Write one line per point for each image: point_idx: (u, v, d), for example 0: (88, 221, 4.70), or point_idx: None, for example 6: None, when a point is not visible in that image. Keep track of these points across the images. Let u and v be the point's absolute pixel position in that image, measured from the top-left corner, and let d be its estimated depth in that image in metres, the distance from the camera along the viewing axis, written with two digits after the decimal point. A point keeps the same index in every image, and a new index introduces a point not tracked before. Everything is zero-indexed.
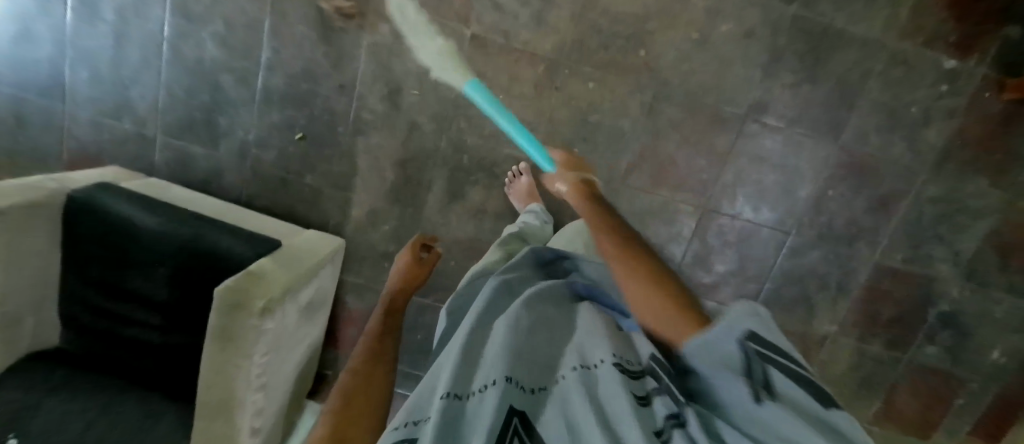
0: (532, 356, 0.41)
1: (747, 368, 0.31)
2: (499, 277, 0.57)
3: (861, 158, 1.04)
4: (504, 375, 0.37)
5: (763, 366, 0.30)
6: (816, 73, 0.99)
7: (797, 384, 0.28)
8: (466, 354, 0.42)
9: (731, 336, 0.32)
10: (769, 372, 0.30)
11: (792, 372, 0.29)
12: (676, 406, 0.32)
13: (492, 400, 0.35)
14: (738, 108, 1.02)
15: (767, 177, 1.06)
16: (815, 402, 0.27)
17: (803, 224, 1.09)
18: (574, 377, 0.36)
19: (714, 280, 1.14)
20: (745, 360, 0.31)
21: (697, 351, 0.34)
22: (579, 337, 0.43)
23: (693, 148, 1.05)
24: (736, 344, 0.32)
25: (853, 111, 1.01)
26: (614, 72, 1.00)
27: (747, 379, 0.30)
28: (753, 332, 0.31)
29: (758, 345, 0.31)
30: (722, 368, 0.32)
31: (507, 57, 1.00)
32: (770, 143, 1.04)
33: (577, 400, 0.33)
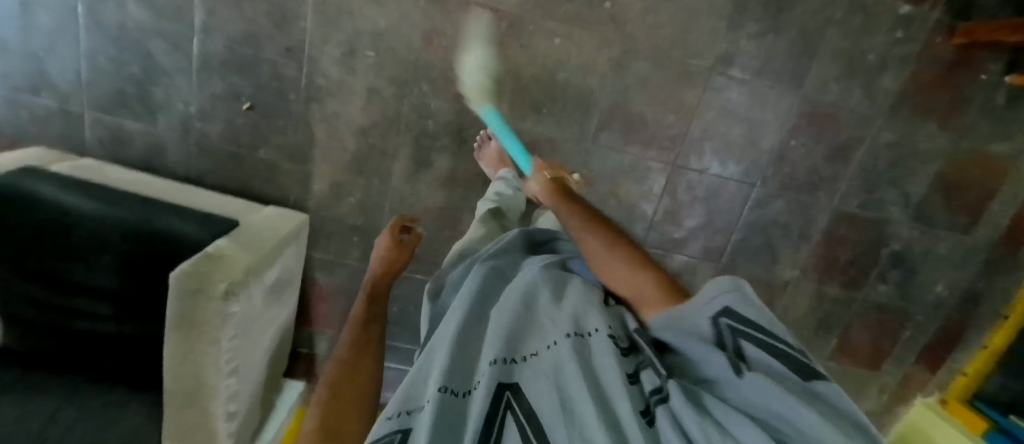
0: (520, 334, 0.41)
1: (725, 341, 0.36)
2: (485, 264, 0.58)
3: (821, 108, 1.06)
4: (493, 359, 0.37)
5: (740, 341, 0.36)
6: (779, 23, 0.98)
7: (765, 352, 0.33)
8: (458, 346, 0.42)
9: (711, 314, 0.39)
10: (746, 345, 0.35)
11: (766, 344, 0.34)
12: (660, 379, 0.33)
13: (484, 386, 0.34)
14: (704, 61, 1.01)
15: (733, 130, 1.07)
16: (784, 367, 0.32)
17: (767, 176, 1.11)
18: (562, 348, 0.35)
19: (684, 235, 1.17)
20: (723, 334, 0.37)
21: (680, 328, 0.41)
22: (568, 307, 0.43)
23: (660, 104, 1.04)
24: (715, 320, 0.38)
25: (814, 60, 1.02)
26: (580, 27, 0.97)
27: (726, 352, 0.35)
28: (731, 309, 0.38)
29: (735, 320, 0.37)
30: (703, 342, 0.38)
31: (467, 13, 0.94)
32: (736, 95, 1.04)
33: (564, 373, 0.33)
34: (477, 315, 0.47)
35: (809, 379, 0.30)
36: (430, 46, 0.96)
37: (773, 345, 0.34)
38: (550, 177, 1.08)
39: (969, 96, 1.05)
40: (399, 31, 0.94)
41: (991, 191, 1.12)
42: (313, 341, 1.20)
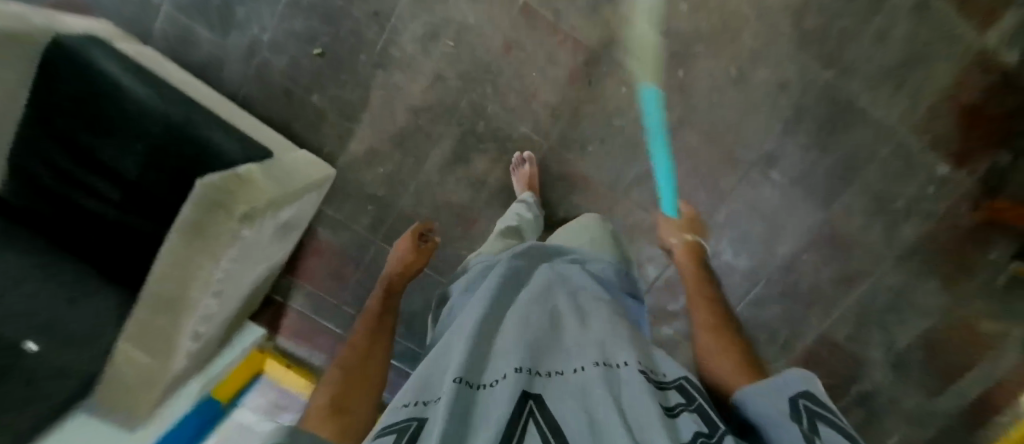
0: (540, 350, 0.42)
1: (800, 420, 0.32)
2: (506, 270, 0.57)
3: (840, 233, 1.10)
4: (517, 366, 0.37)
5: (813, 420, 0.32)
6: (828, 143, 1.03)
7: (842, 434, 0.29)
8: (476, 344, 0.42)
9: (789, 392, 0.35)
10: (820, 426, 0.31)
11: (842, 428, 0.30)
12: (705, 427, 0.32)
13: (505, 388, 0.34)
14: (750, 154, 1.05)
15: (754, 226, 1.10)
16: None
17: (769, 278, 1.15)
18: (595, 374, 0.36)
19: (678, 309, 1.18)
20: (795, 411, 0.33)
21: (749, 400, 0.37)
22: (592, 335, 0.43)
23: (697, 179, 1.07)
24: (791, 400, 0.34)
25: (848, 187, 1.06)
26: (649, 85, 1.01)
27: (799, 425, 0.31)
28: (809, 394, 0.34)
29: (812, 402, 0.33)
30: (772, 416, 0.34)
31: (551, 38, 0.98)
32: (767, 195, 1.08)
33: (593, 397, 0.33)
34: (495, 319, 0.47)
35: None
36: (506, 55, 0.99)
37: (848, 431, 0.30)
38: (572, 212, 1.10)
39: (977, 269, 1.09)
40: (483, 32, 0.98)
41: (974, 363, 1.14)
42: (288, 293, 1.16)
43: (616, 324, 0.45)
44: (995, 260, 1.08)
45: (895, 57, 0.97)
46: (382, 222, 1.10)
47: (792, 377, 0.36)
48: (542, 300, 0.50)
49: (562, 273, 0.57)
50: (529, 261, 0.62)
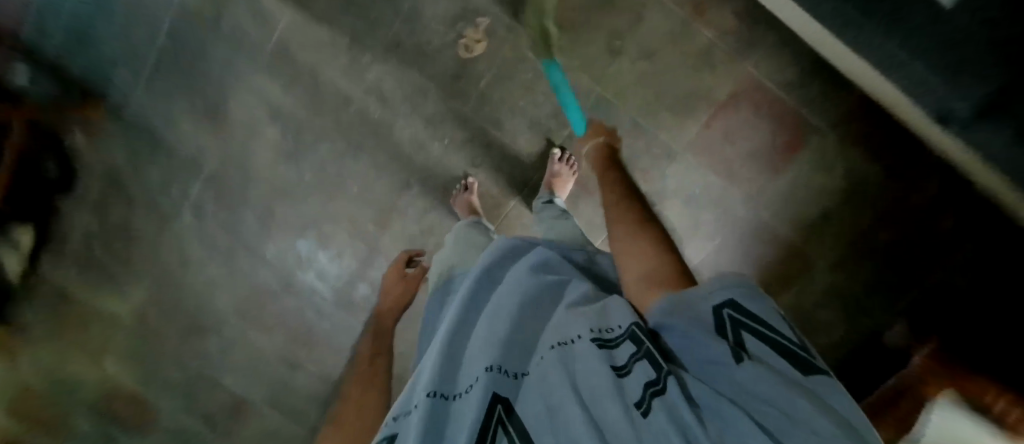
0: (509, 338, 0.40)
1: (725, 332, 0.34)
2: (482, 267, 0.55)
3: (235, 423, 1.32)
4: (487, 365, 0.37)
5: (738, 330, 0.34)
6: (309, 407, 1.32)
7: (774, 351, 0.32)
8: (448, 344, 0.43)
9: (716, 301, 0.36)
10: (746, 336, 0.34)
11: (766, 340, 0.33)
12: (654, 372, 0.32)
13: (473, 396, 0.35)
14: (297, 356, 1.28)
15: (235, 362, 1.28)
16: (789, 366, 0.31)
17: (191, 385, 1.28)
18: (551, 359, 0.36)
19: (147, 305, 1.23)
20: (722, 324, 0.35)
21: (676, 309, 0.37)
22: (559, 318, 0.42)
23: (275, 321, 1.25)
24: (715, 309, 0.35)
25: (272, 421, 1.33)
26: (350, 280, 1.21)
27: (726, 341, 0.33)
28: (732, 301, 0.36)
29: (739, 314, 0.35)
30: (702, 322, 0.34)
31: (383, 204, 1.13)
32: (265, 374, 1.29)
33: (557, 384, 0.33)
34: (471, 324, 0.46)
35: (808, 373, 0.31)
36: (368, 164, 1.10)
37: (784, 345, 0.33)
38: (233, 216, 1.16)
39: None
40: (387, 146, 1.09)
41: None
42: None
43: (590, 303, 0.44)
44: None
45: None
46: (194, 18, 1.01)
47: (743, 278, 0.38)
48: (510, 288, 0.48)
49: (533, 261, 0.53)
50: (507, 253, 0.58)
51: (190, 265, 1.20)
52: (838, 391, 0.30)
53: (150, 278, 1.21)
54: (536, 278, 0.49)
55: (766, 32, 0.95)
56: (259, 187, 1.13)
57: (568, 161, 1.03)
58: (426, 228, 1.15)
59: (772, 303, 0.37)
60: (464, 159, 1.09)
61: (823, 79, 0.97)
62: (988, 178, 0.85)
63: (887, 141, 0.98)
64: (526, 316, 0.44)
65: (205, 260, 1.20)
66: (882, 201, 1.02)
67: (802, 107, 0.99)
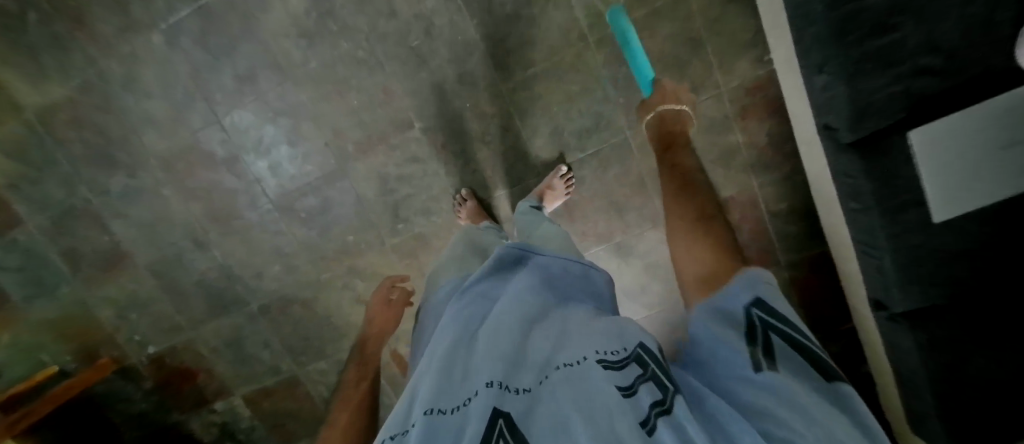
0: (513, 358, 0.43)
1: (755, 338, 0.38)
2: (478, 288, 0.58)
3: (108, 265, 1.19)
4: (489, 382, 0.38)
5: (768, 331, 0.38)
6: (194, 289, 1.20)
7: (798, 353, 0.37)
8: (446, 360, 0.44)
9: (746, 301, 0.40)
10: (774, 336, 0.38)
11: (793, 342, 0.37)
12: (659, 394, 0.35)
13: (475, 409, 0.36)
14: (207, 233, 1.15)
15: (137, 208, 1.14)
16: (808, 369, 0.36)
17: (67, 209, 1.15)
18: (560, 379, 0.38)
19: (68, 102, 1.08)
20: (752, 325, 0.39)
21: (707, 311, 0.42)
22: (564, 343, 0.44)
23: (199, 189, 1.12)
24: (747, 307, 0.40)
25: (149, 284, 1.20)
26: (302, 186, 1.11)
27: (755, 345, 0.37)
28: (759, 301, 0.40)
29: (766, 314, 0.39)
30: (734, 328, 0.39)
31: (376, 129, 1.06)
32: (161, 236, 1.16)
33: (562, 401, 0.35)
34: (470, 340, 0.48)
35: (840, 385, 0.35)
36: (380, 84, 1.03)
37: (806, 347, 0.38)
38: (210, 62, 1.04)
39: (43, 355, 1.26)
40: (407, 79, 1.03)
41: None
42: None
43: (590, 327, 0.46)
44: (46, 367, 1.26)
45: (241, 347, 1.24)
46: None
47: (770, 282, 0.42)
48: (512, 307, 0.50)
49: (529, 281, 0.56)
50: (500, 277, 0.61)
51: (134, 89, 1.07)
52: (854, 394, 0.34)
53: (87, 78, 1.06)
54: (538, 300, 0.52)
55: (785, 162, 1.02)
56: (253, 48, 1.02)
57: (567, 180, 1.03)
58: (406, 175, 1.10)
59: (789, 304, 0.41)
60: (474, 130, 1.06)
61: (805, 223, 1.06)
62: (881, 358, 0.97)
63: (823, 295, 1.11)
64: (526, 339, 0.46)
65: (155, 90, 1.07)
66: None
67: (776, 237, 1.09)
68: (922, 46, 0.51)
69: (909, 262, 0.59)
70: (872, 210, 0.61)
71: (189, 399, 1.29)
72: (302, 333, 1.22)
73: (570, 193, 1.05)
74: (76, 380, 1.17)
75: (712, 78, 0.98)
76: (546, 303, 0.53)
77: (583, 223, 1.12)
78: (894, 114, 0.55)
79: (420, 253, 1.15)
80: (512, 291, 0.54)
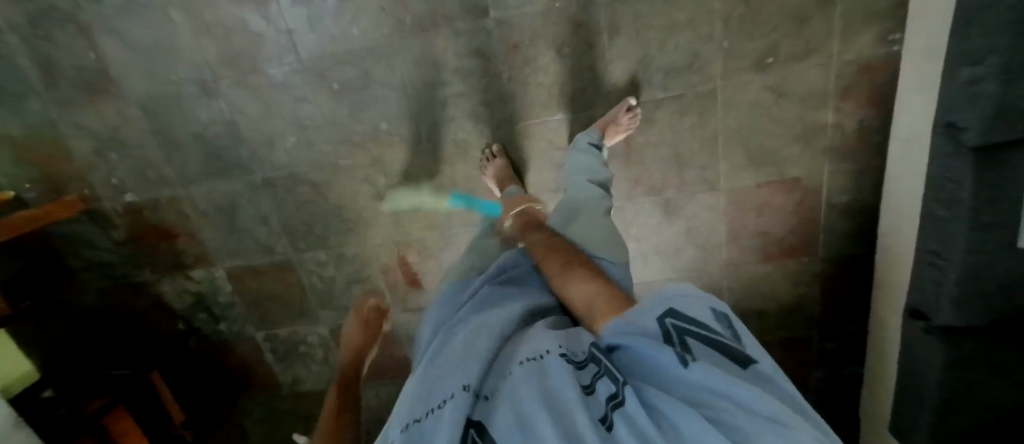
0: (484, 361, 0.45)
1: (671, 339, 0.41)
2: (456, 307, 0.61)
3: (90, 89, 1.01)
4: (462, 386, 0.41)
5: (682, 336, 0.41)
6: (191, 142, 1.05)
7: (715, 350, 0.39)
8: (422, 376, 0.46)
9: (658, 314, 0.44)
10: (690, 340, 0.40)
11: (711, 341, 0.40)
12: (614, 386, 0.39)
13: (449, 412, 0.38)
14: (217, 80, 0.99)
15: (136, 29, 0.95)
16: (728, 359, 0.38)
17: (45, 7, 0.94)
18: (525, 371, 0.41)
19: None
20: (667, 333, 0.42)
21: (626, 324, 0.45)
22: (525, 344, 0.48)
23: (217, 25, 0.94)
24: (660, 320, 0.43)
25: (137, 124, 1.04)
26: (342, 53, 0.96)
27: (674, 348, 0.40)
28: (672, 312, 0.43)
29: (680, 323, 0.42)
30: (650, 335, 0.42)
31: (443, 7, 0.91)
32: (161, 71, 0.99)
33: (524, 394, 0.38)
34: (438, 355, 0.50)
35: (746, 367, 0.38)
36: None
37: (720, 341, 0.40)
38: None
39: None
40: None
41: None
42: None
43: (552, 330, 0.50)
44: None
45: (234, 220, 1.12)
46: None
47: (688, 296, 0.45)
48: (483, 319, 0.53)
49: (511, 301, 0.59)
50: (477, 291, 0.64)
51: None
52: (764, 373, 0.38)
53: None
54: (508, 311, 0.56)
55: (863, 155, 0.97)
56: None
57: (633, 115, 0.94)
58: (464, 70, 0.96)
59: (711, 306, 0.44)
60: (553, 38, 0.93)
61: (857, 222, 1.04)
62: (890, 361, 1.01)
63: (844, 293, 1.13)
64: (497, 345, 0.49)
65: None
66: (798, 330, 1.20)
67: (823, 230, 1.06)
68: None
69: (974, 254, 0.70)
70: (966, 183, 0.69)
71: (165, 261, 1.17)
72: (306, 220, 1.11)
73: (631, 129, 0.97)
74: (43, 210, 1.03)
75: (829, 44, 0.88)
76: (514, 311, 0.56)
77: (638, 171, 1.04)
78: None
79: (456, 162, 1.05)
80: (496, 307, 0.57)
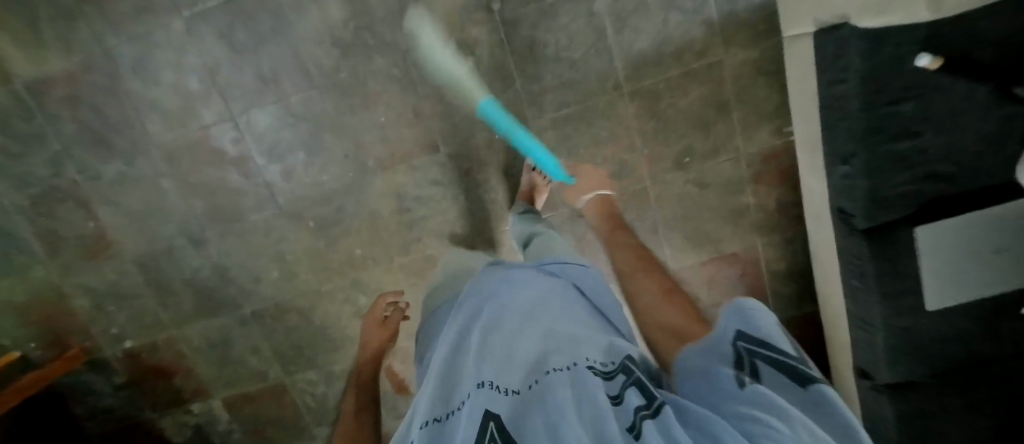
0: (510, 366, 0.41)
1: (739, 362, 0.36)
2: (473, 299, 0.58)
3: (89, 252, 1.11)
4: (481, 384, 0.38)
5: (751, 359, 0.35)
6: (184, 287, 1.14)
7: (783, 372, 0.33)
8: (442, 372, 0.44)
9: (730, 336, 0.39)
10: (758, 363, 0.35)
11: (777, 363, 0.34)
12: (646, 400, 0.34)
13: (469, 407, 0.35)
14: (206, 231, 1.10)
15: (131, 197, 1.08)
16: (789, 382, 0.32)
17: (49, 189, 1.07)
18: (552, 380, 0.37)
19: (66, 77, 1.00)
20: (739, 356, 0.36)
21: (700, 352, 0.40)
22: (554, 350, 0.43)
23: (202, 185, 1.07)
24: (733, 342, 0.38)
25: (134, 277, 1.13)
26: (316, 195, 1.08)
27: (736, 369, 0.35)
28: (740, 335, 0.38)
29: (751, 345, 0.36)
30: (719, 357, 0.37)
31: (400, 148, 1.05)
32: (154, 229, 1.10)
33: (547, 399, 0.34)
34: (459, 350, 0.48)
35: (811, 388, 0.31)
36: (412, 104, 1.02)
37: (788, 362, 0.34)
38: (232, 57, 0.99)
39: (3, 339, 1.17)
40: (440, 102, 1.02)
41: None
42: None
43: (584, 336, 0.45)
44: (4, 353, 1.18)
45: (227, 350, 1.19)
46: None
47: (761, 313, 0.39)
48: (507, 317, 0.49)
49: (529, 294, 0.55)
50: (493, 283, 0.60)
51: (144, 73, 1.00)
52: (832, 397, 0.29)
53: (91, 55, 0.99)
54: (531, 308, 0.51)
55: (789, 226, 1.08)
56: (280, 49, 0.98)
57: (543, 172, 1.03)
58: (425, 196, 1.08)
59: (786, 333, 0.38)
60: (498, 161, 1.06)
61: (798, 283, 1.14)
62: None
63: (806, 354, 1.17)
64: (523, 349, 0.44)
65: (165, 78, 1.00)
66: None
67: (771, 293, 1.15)
68: (941, 154, 0.68)
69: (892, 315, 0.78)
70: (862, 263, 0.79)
71: (163, 397, 1.23)
72: (295, 342, 1.19)
73: (552, 184, 1.05)
74: (45, 371, 1.09)
75: (735, 141, 1.02)
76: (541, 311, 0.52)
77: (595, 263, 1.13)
78: (908, 211, 0.73)
79: (427, 274, 1.14)
80: (519, 303, 0.52)
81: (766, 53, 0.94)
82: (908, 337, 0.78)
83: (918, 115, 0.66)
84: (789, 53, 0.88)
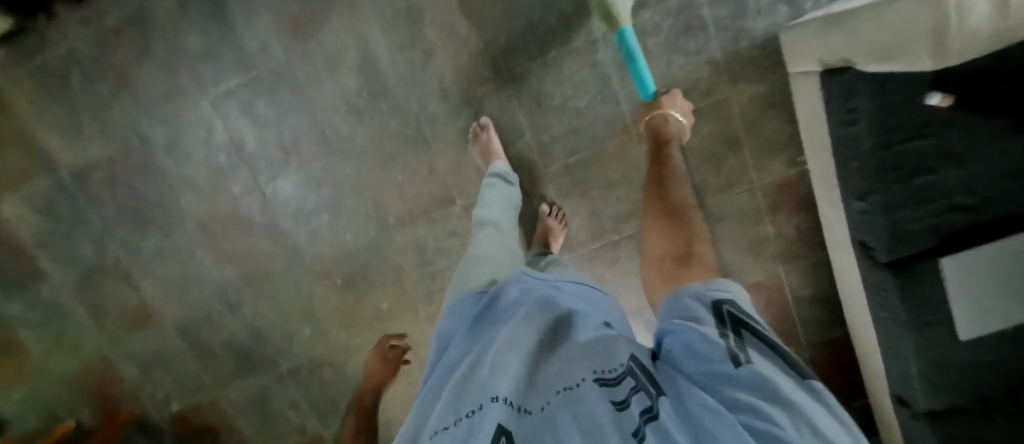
0: (519, 378, 0.40)
1: (724, 327, 0.39)
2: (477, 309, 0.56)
3: (134, 322, 1.17)
4: (496, 397, 0.37)
5: (738, 328, 0.39)
6: (223, 348, 1.19)
7: (768, 349, 0.36)
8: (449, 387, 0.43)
9: (712, 301, 0.42)
10: (745, 334, 0.38)
11: (763, 338, 0.38)
12: (649, 400, 0.35)
13: (483, 422, 0.35)
14: (240, 295, 1.15)
15: (170, 269, 1.13)
16: (783, 364, 0.35)
17: (96, 266, 1.13)
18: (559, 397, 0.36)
19: (106, 162, 1.07)
20: (722, 319, 0.40)
21: (677, 318, 0.43)
22: (562, 360, 0.42)
23: (235, 253, 1.12)
24: (717, 308, 0.41)
25: (176, 342, 1.19)
26: (341, 254, 1.12)
27: (728, 338, 0.37)
28: (726, 302, 0.42)
29: (735, 310, 0.40)
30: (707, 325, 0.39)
31: (419, 203, 1.08)
32: (192, 296, 1.15)
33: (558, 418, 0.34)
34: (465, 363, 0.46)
35: (804, 376, 0.34)
36: (427, 162, 1.05)
37: (776, 343, 0.37)
38: (256, 131, 1.04)
39: (58, 408, 1.23)
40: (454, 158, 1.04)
41: None
42: None
43: (588, 340, 0.44)
44: (61, 421, 1.24)
45: (266, 407, 1.23)
46: None
47: (734, 292, 0.44)
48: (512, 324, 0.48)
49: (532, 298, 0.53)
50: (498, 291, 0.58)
51: (176, 153, 1.06)
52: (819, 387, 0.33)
53: (127, 140, 1.05)
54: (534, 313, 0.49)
55: (811, 253, 1.07)
56: (300, 120, 1.03)
57: (557, 217, 1.04)
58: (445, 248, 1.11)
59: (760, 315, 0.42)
60: None
61: (827, 307, 1.12)
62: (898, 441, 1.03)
63: (842, 378, 1.15)
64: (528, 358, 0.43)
65: (196, 155, 1.06)
66: None
67: (798, 319, 1.14)
68: (958, 188, 0.55)
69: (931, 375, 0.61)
70: None
71: None
72: (329, 395, 1.22)
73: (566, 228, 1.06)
74: None
75: (749, 174, 1.02)
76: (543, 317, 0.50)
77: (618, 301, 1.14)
78: (928, 246, 0.59)
79: None
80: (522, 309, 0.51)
81: (773, 86, 0.95)
82: (952, 404, 0.60)
83: (939, 147, 0.55)
84: (796, 88, 0.89)
